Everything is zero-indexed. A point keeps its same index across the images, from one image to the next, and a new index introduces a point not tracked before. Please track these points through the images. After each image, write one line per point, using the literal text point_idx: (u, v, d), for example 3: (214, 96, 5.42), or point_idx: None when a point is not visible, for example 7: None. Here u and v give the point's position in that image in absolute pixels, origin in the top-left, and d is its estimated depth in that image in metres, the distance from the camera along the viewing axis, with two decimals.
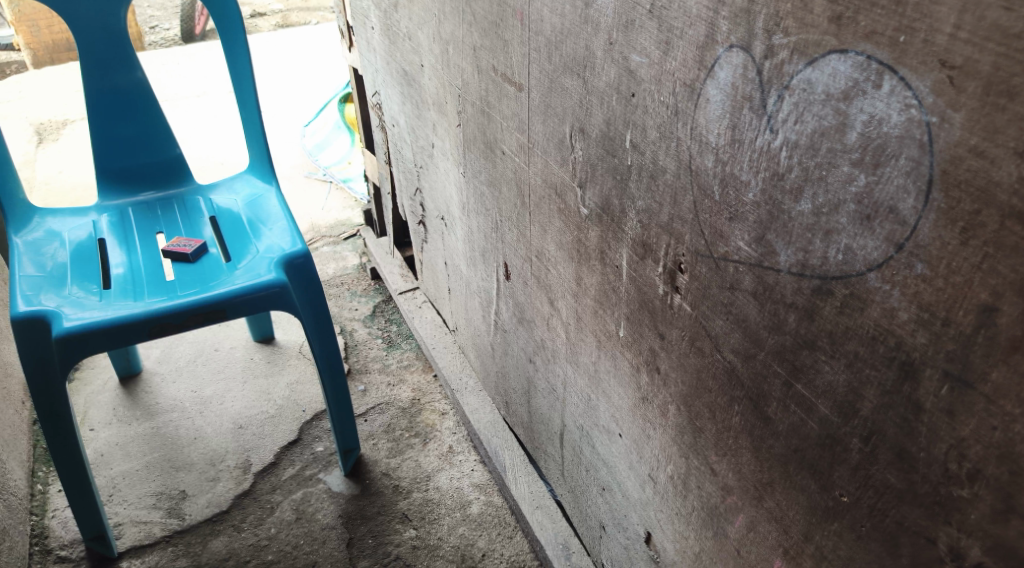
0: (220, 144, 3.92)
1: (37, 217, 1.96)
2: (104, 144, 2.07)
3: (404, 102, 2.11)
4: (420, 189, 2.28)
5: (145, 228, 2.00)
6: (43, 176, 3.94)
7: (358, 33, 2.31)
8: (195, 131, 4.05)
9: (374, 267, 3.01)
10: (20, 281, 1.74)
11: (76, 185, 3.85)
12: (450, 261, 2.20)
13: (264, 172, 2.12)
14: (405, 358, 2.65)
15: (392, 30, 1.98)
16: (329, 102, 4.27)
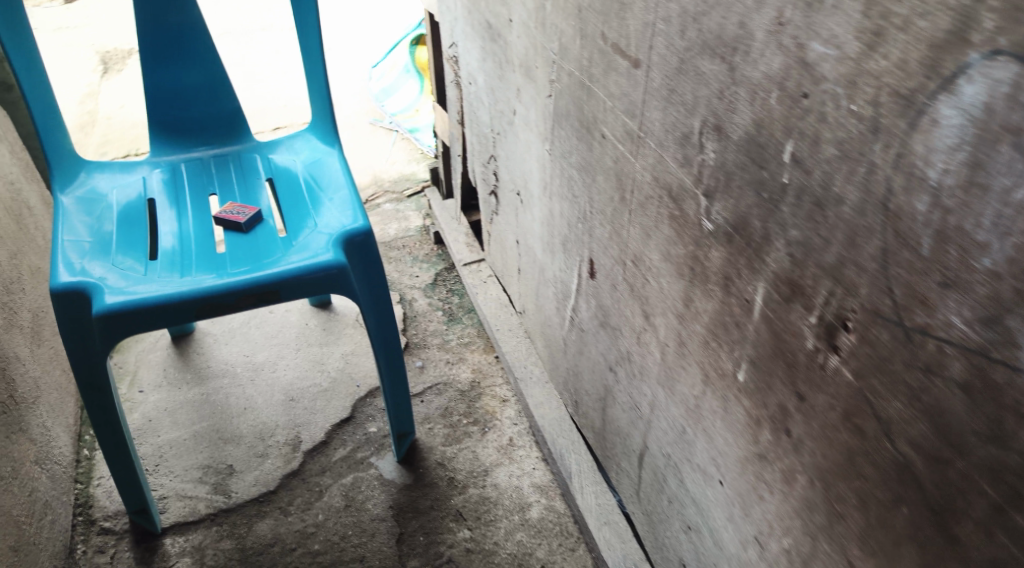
0: (284, 85, 3.75)
1: (87, 171, 1.82)
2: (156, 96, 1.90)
3: (483, 59, 1.88)
4: (494, 156, 2.05)
5: (200, 189, 1.85)
6: (106, 111, 3.82)
7: None
8: (258, 70, 3.88)
9: (437, 231, 2.78)
10: (65, 248, 1.62)
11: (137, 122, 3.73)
12: (523, 240, 1.97)
13: (327, 131, 1.93)
14: (466, 334, 2.45)
15: None
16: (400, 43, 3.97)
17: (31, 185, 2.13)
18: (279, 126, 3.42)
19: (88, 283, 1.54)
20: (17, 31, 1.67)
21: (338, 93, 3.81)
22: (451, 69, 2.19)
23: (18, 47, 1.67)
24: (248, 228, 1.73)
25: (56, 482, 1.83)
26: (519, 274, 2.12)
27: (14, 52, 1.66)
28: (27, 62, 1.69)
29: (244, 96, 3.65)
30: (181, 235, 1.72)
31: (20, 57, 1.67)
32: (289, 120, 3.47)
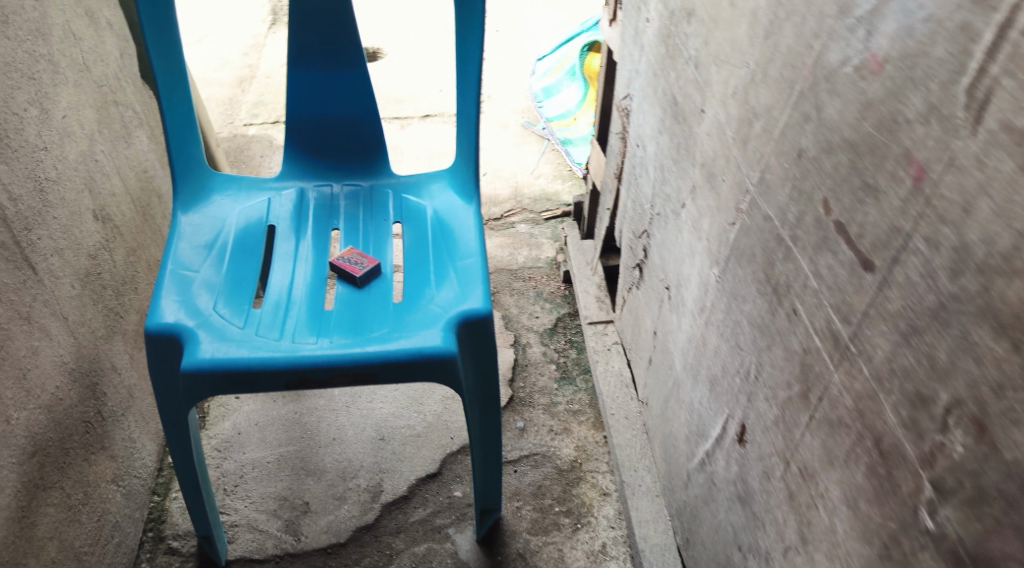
0: (440, 66, 3.54)
1: (212, 183, 1.71)
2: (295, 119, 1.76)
3: (657, 127, 1.59)
4: (648, 227, 1.75)
5: (322, 221, 1.71)
6: (266, 66, 3.66)
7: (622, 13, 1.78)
8: (417, 45, 3.69)
9: (568, 269, 2.48)
10: (172, 276, 1.52)
11: None
12: (663, 336, 1.70)
13: (469, 180, 1.74)
14: (575, 399, 2.20)
15: (670, 41, 1.46)
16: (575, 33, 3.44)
17: (165, 169, 2.07)
18: (425, 115, 3.25)
19: (186, 328, 1.44)
20: (162, 37, 1.56)
21: (495, 84, 3.44)
22: (618, 113, 1.89)
23: (161, 55, 1.55)
24: (362, 283, 1.59)
25: (132, 499, 1.76)
26: (649, 365, 1.87)
27: (156, 60, 1.54)
28: (168, 70, 1.57)
29: (397, 74, 3.50)
30: (293, 278, 1.59)
31: (161, 64, 1.55)
32: (438, 109, 3.29)
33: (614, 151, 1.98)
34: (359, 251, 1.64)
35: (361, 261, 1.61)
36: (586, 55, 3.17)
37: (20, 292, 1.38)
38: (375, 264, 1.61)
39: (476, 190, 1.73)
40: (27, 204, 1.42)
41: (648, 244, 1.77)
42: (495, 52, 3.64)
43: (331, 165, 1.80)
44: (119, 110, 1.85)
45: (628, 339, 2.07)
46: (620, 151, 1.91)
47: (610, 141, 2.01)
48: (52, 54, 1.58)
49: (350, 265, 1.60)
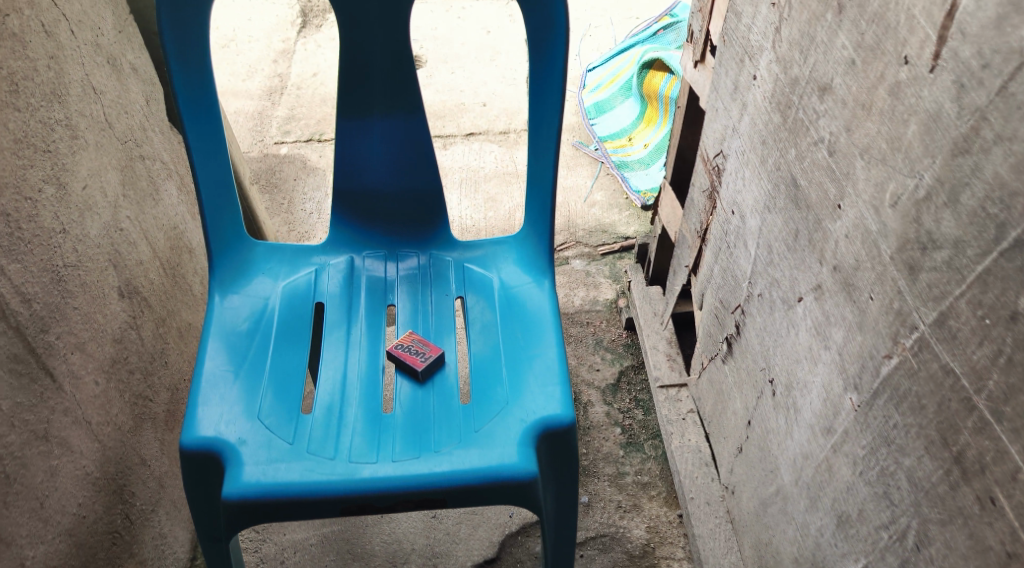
0: (483, 77, 3.31)
1: (252, 254, 1.52)
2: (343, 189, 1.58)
3: (764, 200, 1.37)
4: (743, 303, 1.53)
5: (376, 297, 1.51)
6: (296, 76, 3.43)
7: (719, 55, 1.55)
8: (456, 52, 3.46)
9: (631, 315, 2.23)
10: (209, 375, 1.33)
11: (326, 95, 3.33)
12: (762, 432, 1.49)
13: (541, 249, 1.53)
14: (644, 469, 2.00)
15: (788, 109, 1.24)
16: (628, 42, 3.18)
17: (197, 221, 1.88)
18: (469, 133, 3.03)
19: (227, 443, 1.26)
20: (196, 98, 1.34)
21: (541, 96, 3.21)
22: (705, 167, 1.67)
23: (195, 119, 1.33)
24: (424, 377, 1.39)
25: None
26: (739, 454, 1.65)
27: (189, 125, 1.32)
28: (202, 135, 1.35)
29: (437, 86, 3.27)
30: (346, 371, 1.40)
31: (195, 130, 1.34)
32: (482, 126, 3.06)
33: (697, 206, 1.75)
34: (419, 336, 1.45)
35: (423, 351, 1.41)
36: (643, 69, 2.90)
37: (36, 409, 1.24)
38: (438, 353, 1.42)
39: (549, 263, 1.52)
40: (43, 302, 1.26)
41: (743, 323, 1.54)
42: None
43: (381, 222, 1.60)
44: (146, 164, 1.65)
45: (707, 412, 1.85)
46: (706, 208, 1.68)
47: (691, 194, 1.79)
48: (70, 116, 1.39)
49: (412, 355, 1.40)
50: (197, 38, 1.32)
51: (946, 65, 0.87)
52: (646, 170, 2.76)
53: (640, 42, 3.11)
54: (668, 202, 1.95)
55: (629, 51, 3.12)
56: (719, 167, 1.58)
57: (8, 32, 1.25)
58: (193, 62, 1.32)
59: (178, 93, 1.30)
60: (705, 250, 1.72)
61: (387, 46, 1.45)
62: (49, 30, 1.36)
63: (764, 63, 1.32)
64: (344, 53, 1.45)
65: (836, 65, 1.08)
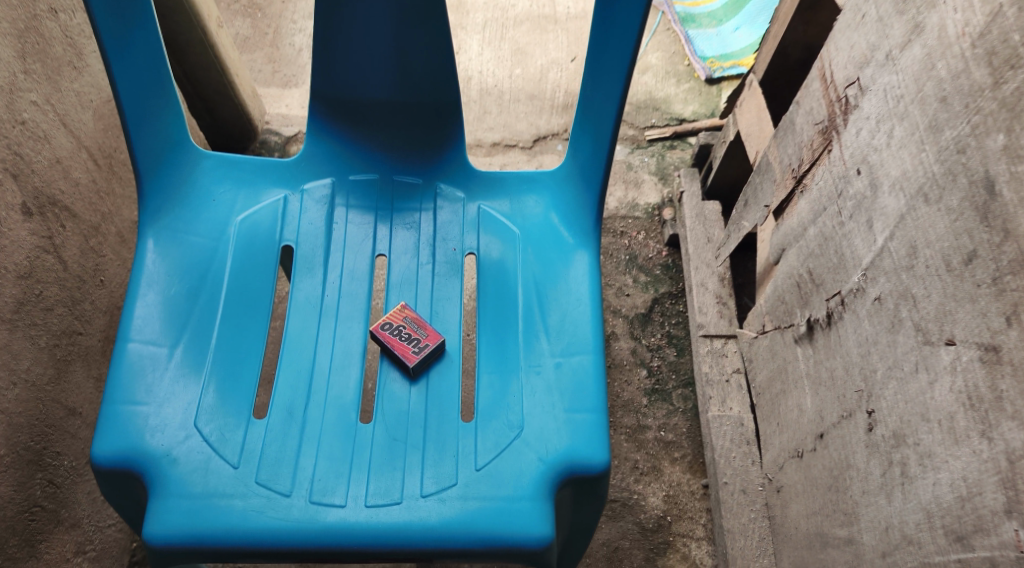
0: None
1: (201, 175, 1.14)
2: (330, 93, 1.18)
3: (919, 186, 0.99)
4: (846, 293, 1.15)
5: (358, 247, 1.14)
6: None
7: None
8: None
9: (675, 232, 1.82)
10: (133, 358, 1.01)
11: None
12: (841, 461, 1.20)
13: (585, 204, 1.14)
14: (669, 425, 1.72)
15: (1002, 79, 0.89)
16: None
17: None
18: None
19: (151, 462, 0.96)
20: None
21: None
22: (823, 90, 1.21)
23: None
24: (415, 372, 1.05)
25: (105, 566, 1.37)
26: (798, 460, 1.36)
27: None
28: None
29: None
30: (314, 358, 1.06)
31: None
32: None
33: (797, 136, 1.30)
34: (413, 313, 1.09)
35: (417, 339, 1.06)
36: None
37: None
38: (439, 342, 1.06)
39: (594, 225, 1.13)
40: None
41: (841, 319, 1.18)
42: None
43: (378, 126, 1.21)
44: (60, 21, 1.24)
45: (758, 383, 1.54)
46: (815, 146, 1.23)
47: (789, 116, 1.32)
48: None
49: (402, 341, 1.05)
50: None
51: None
52: (718, 29, 2.16)
53: None
54: (752, 109, 1.50)
55: None
56: (850, 101, 1.13)
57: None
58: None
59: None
60: (798, 198, 1.30)
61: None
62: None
63: None
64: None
65: None
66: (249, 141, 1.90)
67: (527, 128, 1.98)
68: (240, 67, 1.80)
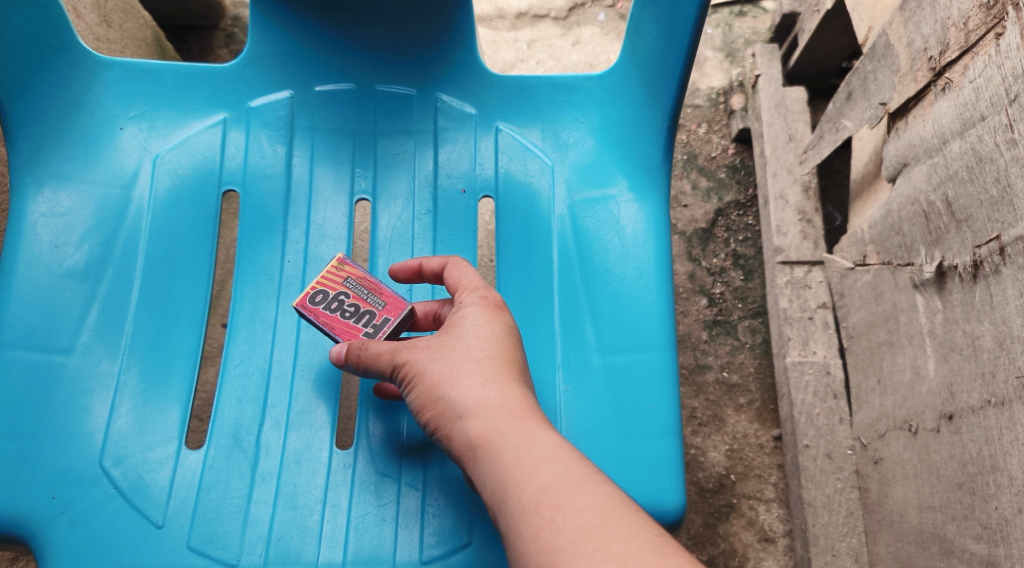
0: None
1: (101, 96, 0.83)
2: None
3: None
4: (1007, 240, 0.84)
5: (333, 193, 0.85)
6: None
7: None
8: None
9: (745, 126, 1.46)
10: (13, 369, 0.75)
11: None
12: (986, 459, 0.91)
13: (650, 128, 0.82)
14: (734, 365, 1.42)
15: None
16: None
17: None
18: None
19: (39, 524, 0.71)
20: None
21: None
22: None
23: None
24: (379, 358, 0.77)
25: None
26: (911, 436, 1.06)
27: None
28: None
29: None
30: (269, 358, 0.78)
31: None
32: None
33: (945, 9, 0.92)
34: (355, 269, 0.79)
35: (370, 316, 0.77)
36: None
37: None
38: (401, 314, 0.78)
39: (664, 161, 0.82)
40: None
41: (997, 273, 0.86)
42: None
43: (359, 12, 0.86)
44: None
45: (851, 324, 1.22)
46: (984, 22, 0.86)
47: None
48: None
49: (348, 321, 0.77)
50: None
51: None
52: None
53: None
54: None
55: None
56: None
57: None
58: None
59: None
60: (934, 97, 0.94)
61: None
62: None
63: None
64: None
65: None
66: (217, 16, 1.46)
67: None
68: None
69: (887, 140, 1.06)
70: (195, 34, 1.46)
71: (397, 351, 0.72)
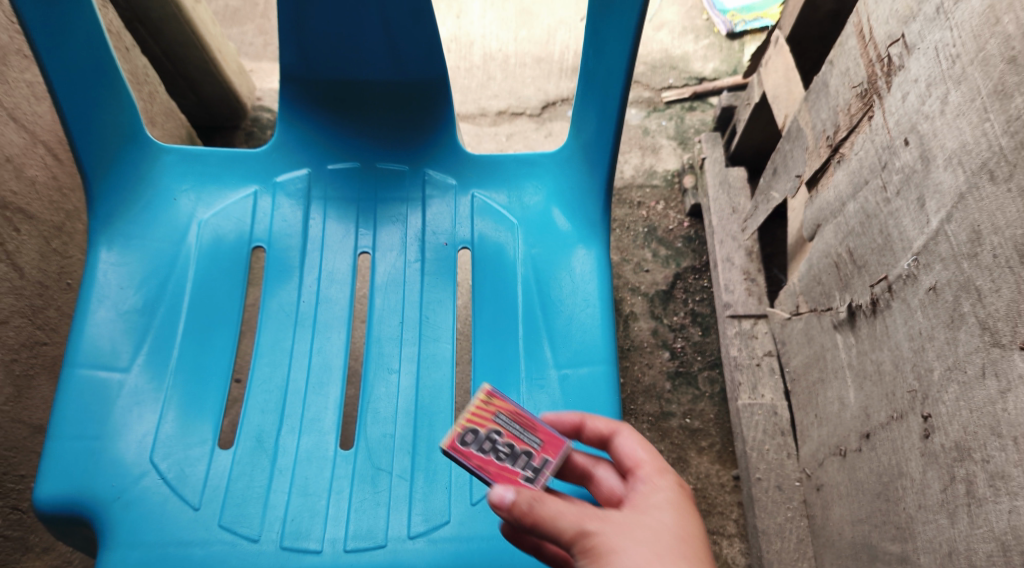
0: None
1: (160, 170, 1.03)
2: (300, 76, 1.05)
3: (982, 161, 0.86)
4: (892, 279, 1.02)
5: (339, 246, 1.03)
6: None
7: None
8: None
9: (697, 202, 1.70)
10: (83, 385, 0.92)
11: None
12: (891, 460, 1.06)
13: (591, 191, 1.02)
14: (696, 412, 1.60)
15: None
16: None
17: None
18: None
19: (99, 506, 0.87)
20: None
21: None
22: (861, 50, 1.07)
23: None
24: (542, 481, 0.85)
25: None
26: (841, 459, 1.22)
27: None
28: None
29: None
30: (287, 376, 0.95)
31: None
32: None
33: (833, 99, 1.14)
34: (505, 404, 0.88)
35: (528, 451, 0.86)
36: None
37: None
38: (557, 453, 0.86)
39: (602, 214, 1.01)
40: None
41: (889, 307, 1.04)
42: None
43: (362, 105, 1.07)
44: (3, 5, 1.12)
45: (792, 368, 1.40)
46: (857, 111, 1.08)
47: (821, 78, 1.17)
48: None
49: (505, 463, 0.85)
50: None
51: None
52: None
53: None
54: (778, 69, 1.35)
55: None
56: (894, 61, 1.00)
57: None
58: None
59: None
60: (833, 168, 1.15)
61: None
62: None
63: None
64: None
65: None
66: (239, 117, 1.72)
67: (535, 94, 1.78)
68: (224, 41, 1.62)
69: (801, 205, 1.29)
70: (221, 132, 1.70)
71: (589, 522, 0.78)
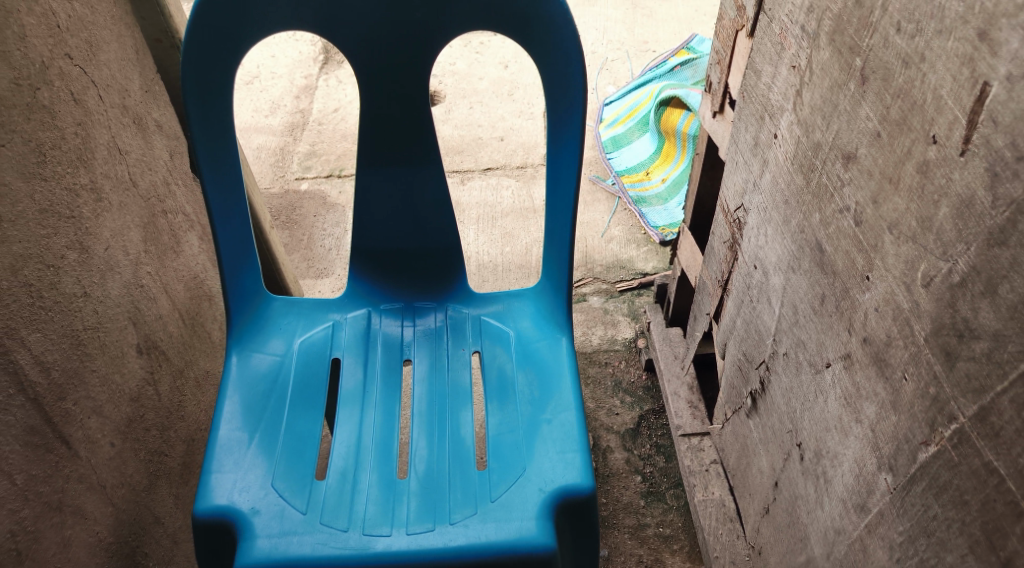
0: (476, 102, 3.19)
1: (271, 310, 1.51)
2: (361, 251, 1.57)
3: (787, 262, 1.34)
4: (767, 359, 1.49)
5: (391, 355, 1.49)
6: (277, 97, 3.26)
7: (739, 104, 1.47)
8: (449, 75, 3.33)
9: (648, 356, 2.20)
10: (225, 439, 1.31)
11: (316, 116, 3.16)
12: (791, 497, 1.44)
13: (559, 307, 1.51)
14: (666, 521, 1.96)
15: (852, 153, 1.08)
16: (648, 85, 2.97)
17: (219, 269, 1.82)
18: (487, 169, 2.88)
19: (238, 514, 1.22)
20: (214, 134, 1.34)
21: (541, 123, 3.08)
22: (725, 218, 1.63)
23: (211, 154, 1.35)
24: None
25: None
26: (767, 515, 1.60)
27: (202, 149, 1.33)
28: (216, 154, 1.35)
29: (455, 120, 3.10)
30: (360, 434, 1.36)
31: (210, 164, 1.35)
32: (499, 160, 2.91)
33: (717, 255, 1.71)
34: None
35: None
36: (662, 104, 2.78)
37: (50, 479, 1.18)
38: None
39: (567, 321, 1.49)
40: (60, 369, 1.22)
41: (769, 381, 1.50)
42: (531, 84, 3.26)
43: (403, 267, 1.59)
44: (169, 220, 1.61)
45: (730, 464, 1.82)
46: (726, 259, 1.65)
47: (711, 244, 1.75)
48: (95, 180, 1.36)
49: None
50: (221, 72, 1.31)
51: (976, 151, 0.86)
52: (664, 205, 2.65)
53: (662, 87, 2.86)
54: (686, 246, 1.92)
55: (651, 95, 2.90)
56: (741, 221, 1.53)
57: (38, 105, 1.23)
58: (215, 98, 1.32)
59: (195, 130, 1.32)
60: (726, 299, 1.68)
61: (407, 80, 1.41)
62: (77, 98, 1.33)
63: (784, 124, 1.28)
64: (365, 93, 1.42)
65: (860, 135, 1.06)
66: None
67: None
68: (285, 259, 2.20)
69: (715, 336, 1.82)
70: None
71: None
